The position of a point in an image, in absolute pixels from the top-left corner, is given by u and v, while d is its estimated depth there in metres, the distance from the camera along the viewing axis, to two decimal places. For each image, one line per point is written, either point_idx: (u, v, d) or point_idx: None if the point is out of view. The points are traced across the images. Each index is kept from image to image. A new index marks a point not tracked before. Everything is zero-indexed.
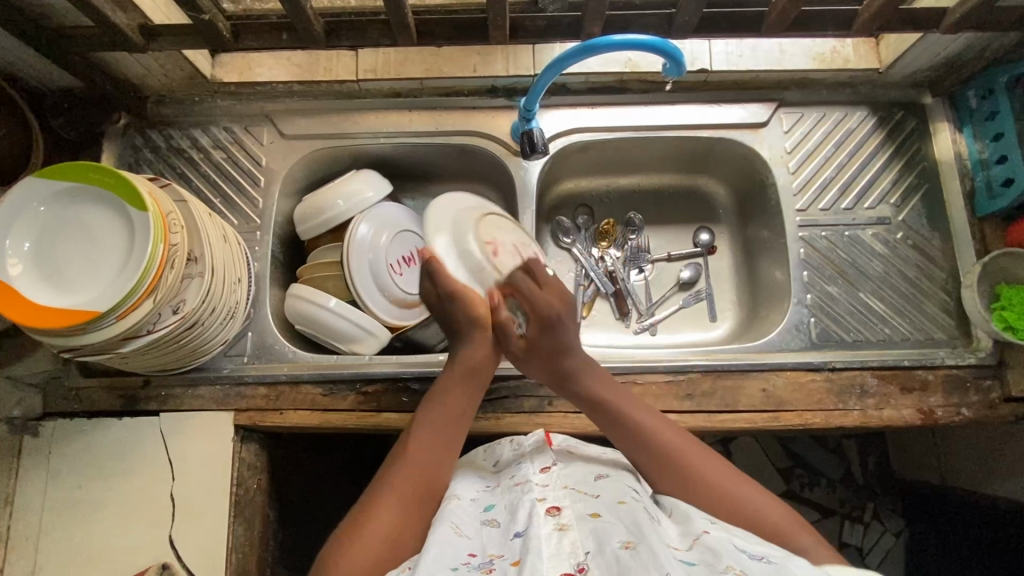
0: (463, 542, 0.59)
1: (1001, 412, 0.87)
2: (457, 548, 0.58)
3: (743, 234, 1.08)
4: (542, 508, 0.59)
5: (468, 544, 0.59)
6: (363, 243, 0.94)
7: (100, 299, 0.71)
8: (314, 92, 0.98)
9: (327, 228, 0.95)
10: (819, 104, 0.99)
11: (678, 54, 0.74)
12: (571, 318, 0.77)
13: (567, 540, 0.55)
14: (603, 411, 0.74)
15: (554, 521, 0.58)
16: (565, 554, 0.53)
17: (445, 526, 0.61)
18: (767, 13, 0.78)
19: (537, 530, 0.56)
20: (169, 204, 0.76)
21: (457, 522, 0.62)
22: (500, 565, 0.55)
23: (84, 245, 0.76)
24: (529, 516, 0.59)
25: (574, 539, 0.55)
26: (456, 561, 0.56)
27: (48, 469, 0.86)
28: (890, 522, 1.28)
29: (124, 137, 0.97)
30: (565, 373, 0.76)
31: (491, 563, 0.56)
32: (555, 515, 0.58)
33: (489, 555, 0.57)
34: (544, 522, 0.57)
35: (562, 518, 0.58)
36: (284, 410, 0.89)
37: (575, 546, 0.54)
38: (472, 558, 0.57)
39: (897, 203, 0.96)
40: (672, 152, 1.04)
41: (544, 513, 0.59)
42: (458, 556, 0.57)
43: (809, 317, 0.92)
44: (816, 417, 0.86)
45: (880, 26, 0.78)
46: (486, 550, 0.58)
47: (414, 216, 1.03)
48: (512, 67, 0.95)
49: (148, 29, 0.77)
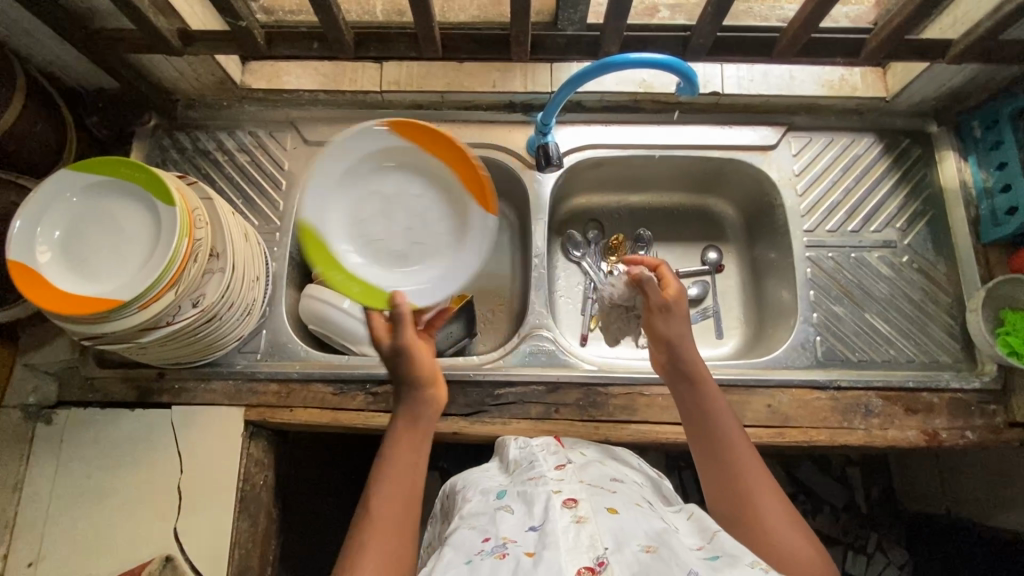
0: (476, 532, 0.60)
1: (1007, 437, 0.88)
2: (471, 540, 0.59)
3: (751, 253, 1.10)
4: (558, 502, 0.60)
5: (481, 532, 0.60)
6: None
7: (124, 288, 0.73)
8: (338, 102, 1.02)
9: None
10: (827, 129, 1.02)
11: (693, 74, 0.77)
12: (683, 317, 0.80)
13: (586, 533, 0.55)
14: (693, 408, 0.74)
15: (571, 513, 0.58)
16: (584, 548, 0.54)
17: (461, 527, 0.62)
18: (779, 39, 0.81)
19: (554, 524, 0.57)
20: (196, 200, 0.79)
21: (471, 520, 0.63)
22: (513, 550, 0.55)
23: (109, 235, 0.78)
24: (545, 509, 0.60)
25: (593, 533, 0.55)
26: (470, 552, 0.57)
27: (59, 457, 0.87)
28: (893, 552, 1.27)
29: (153, 138, 1.00)
30: (687, 375, 0.76)
31: (504, 546, 0.56)
32: (572, 508, 0.59)
33: (501, 539, 0.58)
34: (561, 514, 0.58)
35: (579, 511, 0.58)
36: (294, 407, 0.90)
37: (593, 540, 0.54)
38: (485, 544, 0.58)
39: (903, 227, 0.98)
40: (682, 172, 1.07)
41: (560, 506, 0.60)
42: (472, 547, 0.58)
43: (815, 336, 0.93)
44: (822, 434, 0.87)
45: (888, 55, 0.81)
46: (500, 534, 0.59)
47: None
48: (530, 84, 0.99)
49: (187, 34, 0.80)
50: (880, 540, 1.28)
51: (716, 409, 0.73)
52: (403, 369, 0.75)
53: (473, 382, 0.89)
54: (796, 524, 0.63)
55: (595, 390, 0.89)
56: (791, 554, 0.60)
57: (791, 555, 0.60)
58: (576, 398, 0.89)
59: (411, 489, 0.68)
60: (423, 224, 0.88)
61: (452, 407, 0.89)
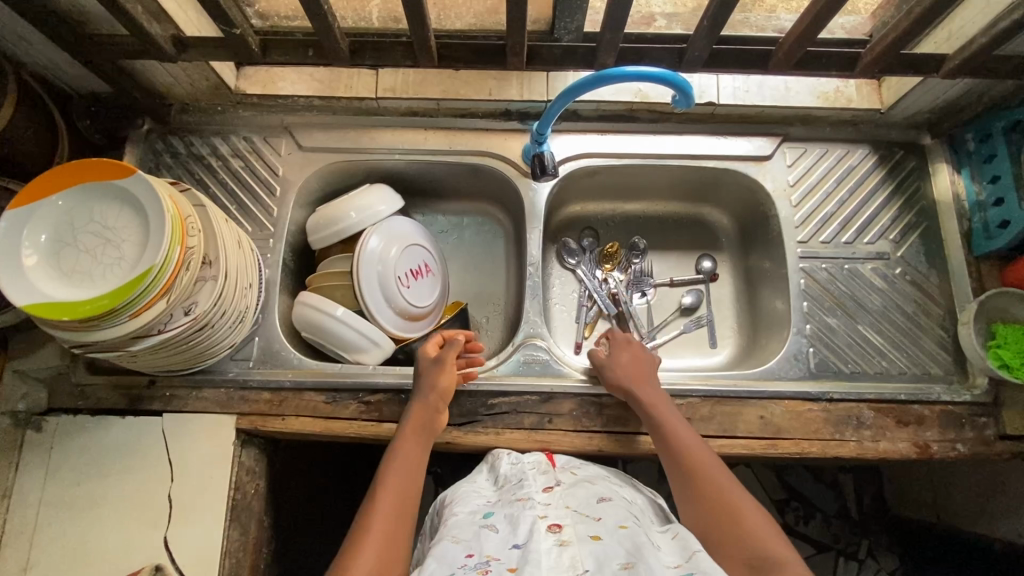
0: (461, 547, 0.61)
1: (997, 449, 0.88)
2: (455, 554, 0.60)
3: (745, 263, 1.11)
4: (542, 526, 0.61)
5: (465, 547, 0.61)
6: (373, 256, 0.95)
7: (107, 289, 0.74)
8: (333, 108, 1.01)
9: (340, 238, 0.97)
10: (822, 140, 1.02)
11: (687, 86, 0.77)
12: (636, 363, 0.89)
13: (567, 555, 0.57)
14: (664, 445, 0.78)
15: (555, 537, 0.60)
16: (564, 567, 0.55)
17: (445, 539, 0.63)
18: (775, 51, 0.81)
19: (537, 544, 0.58)
20: (188, 208, 0.80)
21: (455, 534, 0.64)
22: (496, 567, 0.56)
23: (88, 237, 0.78)
24: (529, 531, 0.61)
25: (574, 555, 0.57)
26: (454, 565, 0.58)
27: (48, 464, 0.87)
28: (884, 559, 1.29)
29: (146, 142, 1.00)
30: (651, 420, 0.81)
31: (487, 563, 0.57)
32: (556, 532, 0.60)
33: (485, 556, 0.59)
34: (544, 538, 0.59)
35: (563, 535, 0.60)
36: (287, 416, 0.89)
37: (572, 560, 0.56)
38: (468, 560, 0.58)
39: (897, 239, 0.98)
40: (677, 181, 1.07)
41: (545, 530, 0.61)
42: (454, 561, 0.58)
43: (808, 347, 0.94)
44: (814, 446, 0.87)
45: (883, 69, 0.82)
46: (484, 551, 0.60)
47: (424, 232, 1.04)
48: (527, 92, 0.99)
49: (181, 41, 0.80)
50: (871, 547, 1.29)
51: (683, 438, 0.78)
52: (426, 384, 0.84)
53: (466, 392, 0.89)
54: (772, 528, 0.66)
55: (589, 400, 0.89)
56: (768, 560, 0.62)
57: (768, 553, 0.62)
58: (569, 409, 0.89)
59: (420, 462, 0.78)
60: (97, 253, 0.77)
61: (445, 417, 0.88)
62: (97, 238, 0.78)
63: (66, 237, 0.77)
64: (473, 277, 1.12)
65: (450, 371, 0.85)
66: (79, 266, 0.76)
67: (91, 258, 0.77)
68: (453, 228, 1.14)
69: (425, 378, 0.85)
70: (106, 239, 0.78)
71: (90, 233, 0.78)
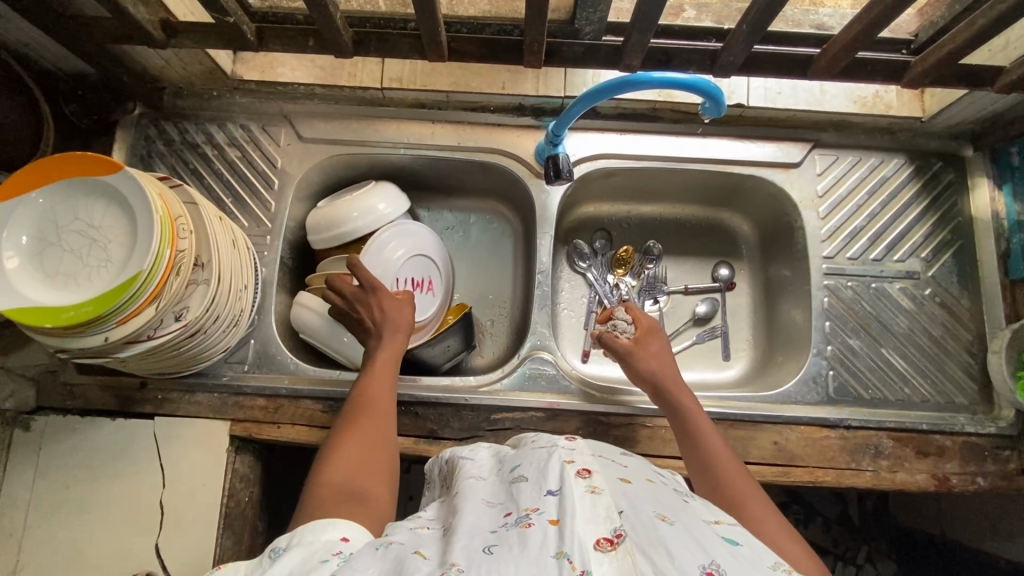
0: (495, 509, 0.52)
1: (1018, 484, 0.85)
2: (490, 514, 0.51)
3: (765, 273, 1.05)
4: (570, 470, 0.52)
5: (500, 509, 0.52)
6: (381, 249, 0.90)
7: (90, 291, 0.70)
8: (336, 97, 0.95)
9: (340, 242, 0.92)
10: (855, 147, 0.96)
11: (719, 94, 0.71)
12: (659, 351, 0.83)
13: (602, 504, 0.48)
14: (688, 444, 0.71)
15: (586, 483, 0.50)
16: (602, 517, 0.46)
17: (475, 500, 0.54)
18: (817, 57, 0.75)
19: (570, 491, 0.49)
20: (178, 206, 0.74)
21: (486, 497, 0.55)
22: (537, 520, 0.47)
23: (74, 235, 0.74)
24: (559, 476, 0.51)
25: (610, 505, 0.47)
26: (492, 524, 0.49)
27: (37, 466, 0.84)
28: (881, 565, 1.23)
29: (138, 127, 0.95)
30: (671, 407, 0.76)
31: (526, 516, 0.48)
32: (586, 478, 0.51)
33: (522, 510, 0.49)
34: (575, 483, 0.50)
35: (595, 481, 0.50)
36: (282, 424, 0.87)
37: (611, 511, 0.47)
38: (508, 518, 0.49)
39: (928, 257, 0.93)
40: (698, 185, 1.01)
41: (574, 475, 0.51)
42: (495, 520, 0.50)
43: (828, 370, 0.89)
44: (828, 475, 0.84)
45: (933, 80, 0.75)
46: (519, 505, 0.50)
47: (434, 237, 0.98)
48: (542, 88, 0.93)
49: (169, 25, 0.74)
50: (870, 552, 1.23)
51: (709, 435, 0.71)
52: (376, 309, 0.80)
53: (469, 405, 0.86)
54: (793, 533, 0.59)
55: (596, 419, 0.86)
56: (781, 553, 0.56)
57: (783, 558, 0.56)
58: (575, 427, 0.86)
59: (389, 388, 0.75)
60: (84, 249, 0.73)
61: (446, 431, 0.85)
62: (83, 234, 0.74)
63: (50, 235, 0.73)
64: (479, 278, 1.07)
65: (394, 301, 0.82)
66: (63, 266, 0.72)
67: (77, 256, 0.73)
68: (459, 225, 1.08)
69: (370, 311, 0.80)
70: (91, 236, 0.73)
71: (76, 230, 0.74)
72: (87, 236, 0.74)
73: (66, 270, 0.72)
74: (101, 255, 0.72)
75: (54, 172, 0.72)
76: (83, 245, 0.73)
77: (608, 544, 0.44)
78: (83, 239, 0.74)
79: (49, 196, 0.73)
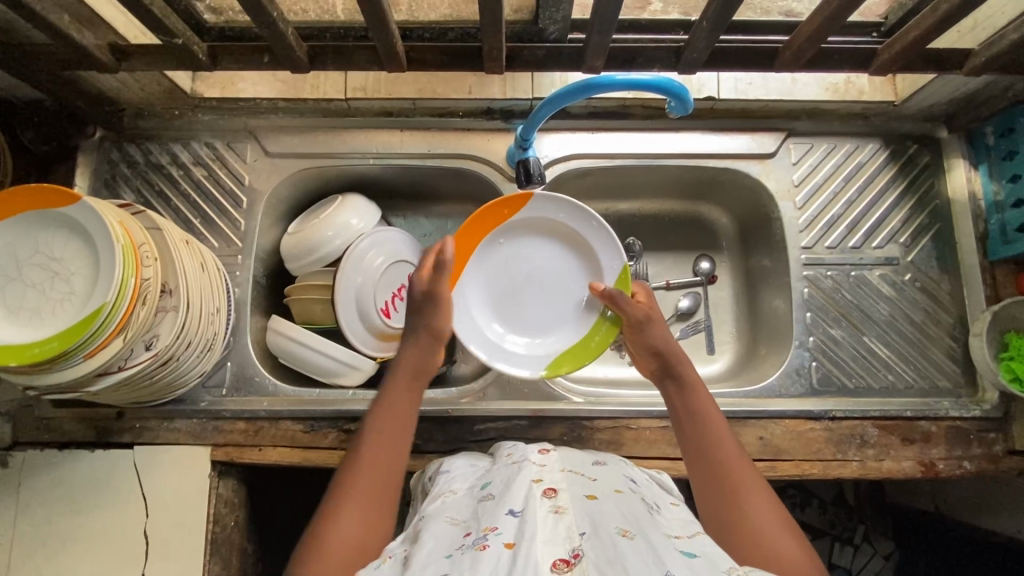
0: (458, 528, 0.54)
1: (1005, 466, 0.85)
2: (451, 535, 0.53)
3: (746, 264, 1.05)
4: (537, 491, 0.54)
5: (463, 528, 0.54)
6: (358, 262, 0.90)
7: (54, 327, 0.68)
8: (301, 110, 0.93)
9: (322, 263, 0.91)
10: (830, 135, 0.95)
11: (684, 92, 0.70)
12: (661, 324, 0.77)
13: (564, 524, 0.50)
14: (685, 418, 0.70)
15: (550, 503, 0.53)
16: (561, 539, 0.48)
17: (441, 520, 0.57)
18: (783, 49, 0.73)
19: (533, 512, 0.51)
20: (142, 233, 0.72)
21: (452, 515, 0.57)
22: (493, 542, 0.49)
23: (37, 269, 0.72)
24: (524, 497, 0.54)
25: (570, 524, 0.50)
26: (451, 547, 0.51)
27: (17, 502, 0.83)
28: (880, 544, 1.21)
29: (100, 151, 0.93)
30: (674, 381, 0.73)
31: (484, 537, 0.50)
32: (551, 498, 0.53)
33: (482, 530, 0.51)
34: (539, 504, 0.52)
35: (559, 501, 0.53)
36: (264, 447, 0.86)
37: (572, 530, 0.49)
38: (466, 539, 0.52)
39: (907, 242, 0.92)
40: (674, 180, 1.00)
41: (540, 494, 0.54)
42: (453, 542, 0.52)
43: (811, 361, 0.89)
44: (815, 467, 0.84)
45: (901, 66, 0.74)
46: (482, 526, 0.53)
47: (416, 244, 0.98)
48: (509, 90, 0.91)
49: (119, 49, 0.72)
50: (867, 532, 1.21)
51: (709, 408, 0.70)
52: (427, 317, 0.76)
53: (452, 418, 0.85)
54: (787, 525, 0.59)
55: (580, 424, 0.86)
56: (775, 551, 0.56)
57: (776, 557, 0.56)
58: (559, 433, 0.85)
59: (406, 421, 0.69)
60: (48, 283, 0.72)
61: (430, 445, 0.84)
62: (45, 268, 0.72)
63: (13, 271, 0.72)
64: None
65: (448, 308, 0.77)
66: (26, 302, 0.71)
67: (40, 291, 0.71)
68: (436, 231, 1.07)
69: (417, 318, 0.76)
70: (54, 268, 0.72)
71: (38, 263, 0.72)
72: (50, 270, 0.72)
73: (29, 307, 0.70)
74: (66, 288, 0.71)
75: (9, 207, 0.70)
76: (46, 279, 0.72)
77: (564, 565, 0.46)
78: (46, 273, 0.72)
79: (8, 232, 0.71)
